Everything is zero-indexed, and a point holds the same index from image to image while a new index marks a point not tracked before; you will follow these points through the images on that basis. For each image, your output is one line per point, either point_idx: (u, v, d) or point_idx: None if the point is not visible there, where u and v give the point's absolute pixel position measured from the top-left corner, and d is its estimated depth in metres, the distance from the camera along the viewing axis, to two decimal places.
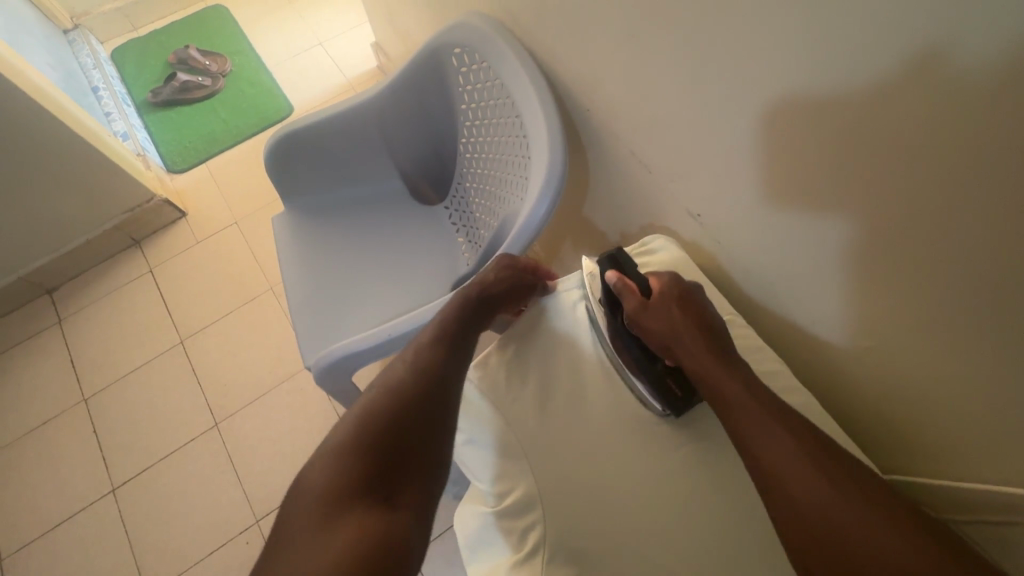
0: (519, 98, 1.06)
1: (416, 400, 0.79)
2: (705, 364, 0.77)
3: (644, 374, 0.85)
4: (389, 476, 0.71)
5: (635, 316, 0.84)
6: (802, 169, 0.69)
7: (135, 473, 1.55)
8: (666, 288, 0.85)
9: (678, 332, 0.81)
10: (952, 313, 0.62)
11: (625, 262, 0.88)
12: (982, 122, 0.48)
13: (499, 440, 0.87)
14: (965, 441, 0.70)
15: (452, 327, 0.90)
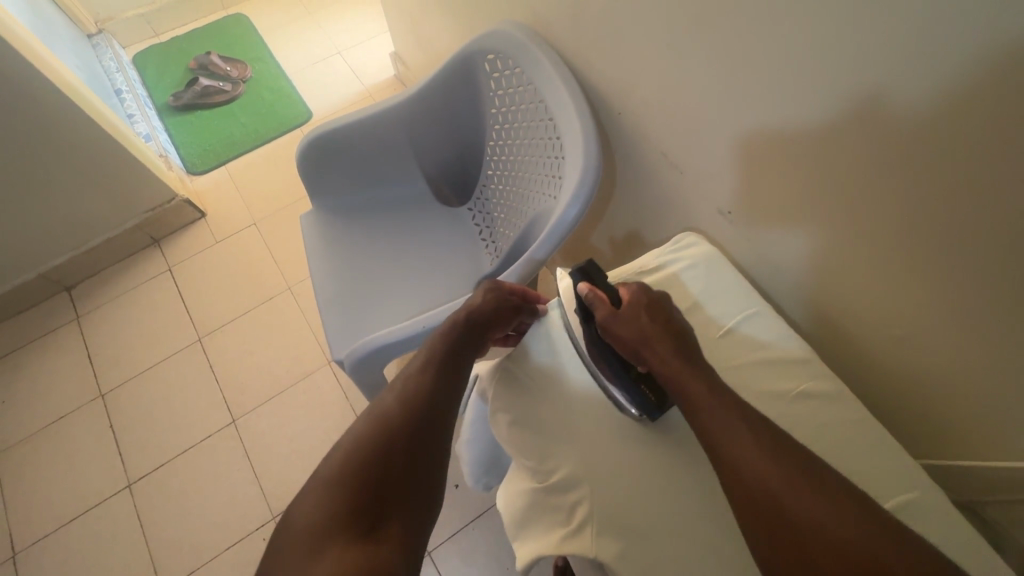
0: (552, 97, 0.84)
1: (405, 433, 0.56)
2: (683, 376, 0.53)
3: (621, 383, 0.59)
4: (383, 502, 0.51)
5: (606, 326, 0.59)
6: (880, 173, 0.52)
7: (92, 506, 1.26)
8: (636, 295, 0.60)
9: (652, 340, 0.56)
10: (989, 335, 0.52)
11: (595, 273, 0.63)
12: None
13: (535, 415, 0.63)
14: (1001, 456, 0.57)
15: (450, 347, 0.66)
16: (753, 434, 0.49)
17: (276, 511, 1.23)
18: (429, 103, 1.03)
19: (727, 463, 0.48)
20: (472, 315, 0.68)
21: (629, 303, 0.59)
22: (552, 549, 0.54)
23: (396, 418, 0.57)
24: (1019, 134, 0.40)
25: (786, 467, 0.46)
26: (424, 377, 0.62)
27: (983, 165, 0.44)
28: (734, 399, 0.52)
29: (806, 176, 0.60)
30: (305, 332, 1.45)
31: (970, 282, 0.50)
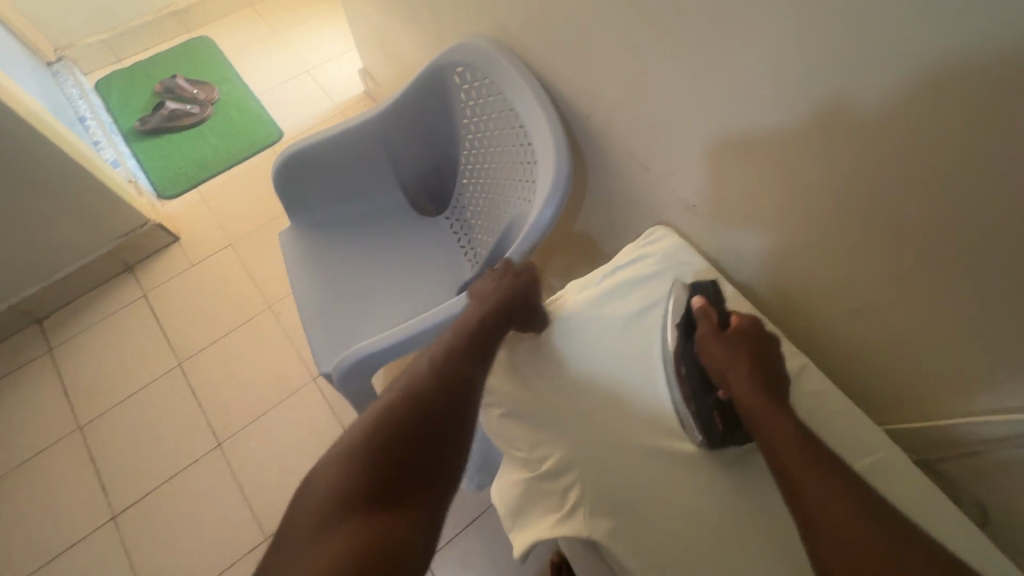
0: (522, 104, 0.87)
1: (430, 412, 0.56)
2: (769, 409, 0.56)
3: (696, 401, 0.62)
4: (409, 477, 0.51)
5: (704, 341, 0.63)
6: (833, 157, 0.56)
7: (76, 541, 1.22)
8: (744, 323, 0.63)
9: (737, 365, 0.60)
10: (935, 301, 0.57)
11: (714, 293, 0.67)
12: (951, 99, 0.45)
13: (527, 408, 0.65)
14: (955, 415, 0.61)
15: (484, 329, 0.67)
16: (826, 474, 0.50)
17: (269, 531, 1.23)
18: (401, 116, 1.05)
19: (795, 498, 0.50)
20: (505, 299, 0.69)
21: (734, 328, 0.62)
22: (545, 534, 0.56)
23: (422, 394, 0.58)
24: (944, 112, 0.46)
25: (859, 515, 0.47)
26: (452, 357, 0.63)
27: (923, 142, 0.48)
28: (819, 446, 0.53)
29: (765, 165, 0.64)
30: (288, 350, 1.44)
31: (913, 253, 0.55)
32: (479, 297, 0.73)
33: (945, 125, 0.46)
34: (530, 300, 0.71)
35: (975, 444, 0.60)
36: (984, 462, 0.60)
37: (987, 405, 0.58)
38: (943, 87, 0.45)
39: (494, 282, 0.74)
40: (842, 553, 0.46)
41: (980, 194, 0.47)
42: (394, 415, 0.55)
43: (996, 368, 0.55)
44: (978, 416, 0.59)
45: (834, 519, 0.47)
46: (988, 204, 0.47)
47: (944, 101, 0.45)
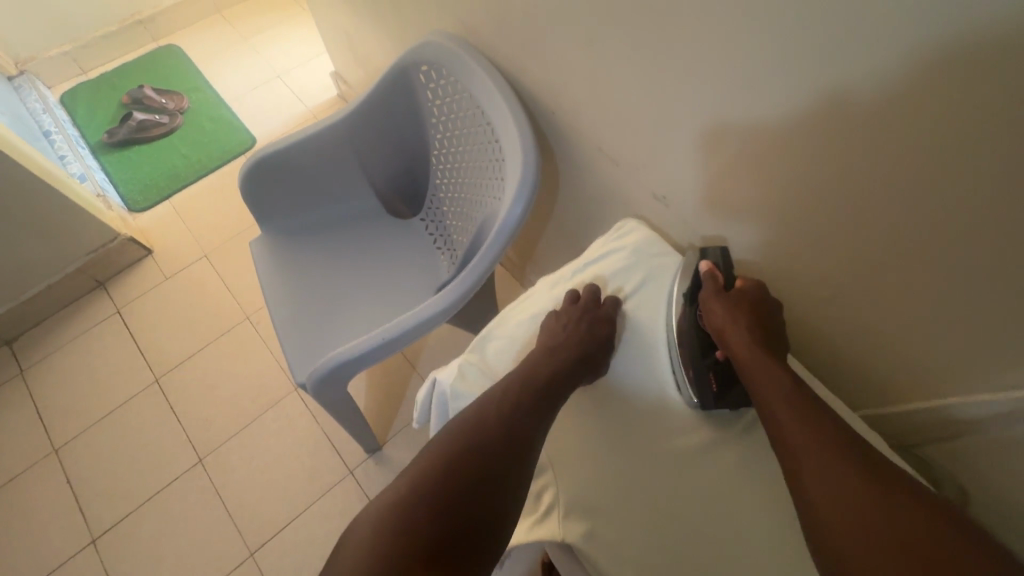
0: (487, 101, 0.86)
1: (484, 459, 0.53)
2: (769, 364, 0.56)
3: (692, 363, 0.62)
4: (466, 528, 0.49)
5: (707, 302, 0.63)
6: (796, 141, 0.56)
7: (55, 568, 1.19)
8: (749, 289, 0.62)
9: (739, 327, 0.59)
10: (904, 282, 0.56)
11: (721, 261, 0.65)
12: (907, 77, 0.44)
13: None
14: (930, 395, 0.61)
15: (558, 364, 0.62)
16: (820, 423, 0.50)
17: (255, 546, 1.20)
18: (369, 118, 1.03)
19: (785, 444, 0.50)
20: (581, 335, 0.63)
21: (738, 290, 0.62)
22: (527, 535, 0.58)
23: (479, 439, 0.54)
24: (901, 89, 0.45)
25: (851, 464, 0.47)
26: (515, 397, 0.59)
27: (883, 125, 0.48)
28: (818, 402, 0.52)
29: (731, 153, 0.64)
30: (268, 361, 1.41)
31: (879, 235, 0.55)
32: (550, 323, 0.67)
33: (901, 106, 0.46)
34: (601, 334, 0.65)
35: (951, 424, 0.60)
36: (962, 442, 0.60)
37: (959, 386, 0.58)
38: (898, 67, 0.44)
39: (563, 307, 0.68)
40: (828, 497, 0.46)
41: (942, 172, 0.47)
42: (448, 461, 0.53)
43: (967, 347, 0.55)
44: (954, 396, 0.59)
45: (821, 471, 0.47)
46: (950, 181, 0.46)
47: (901, 80, 0.45)
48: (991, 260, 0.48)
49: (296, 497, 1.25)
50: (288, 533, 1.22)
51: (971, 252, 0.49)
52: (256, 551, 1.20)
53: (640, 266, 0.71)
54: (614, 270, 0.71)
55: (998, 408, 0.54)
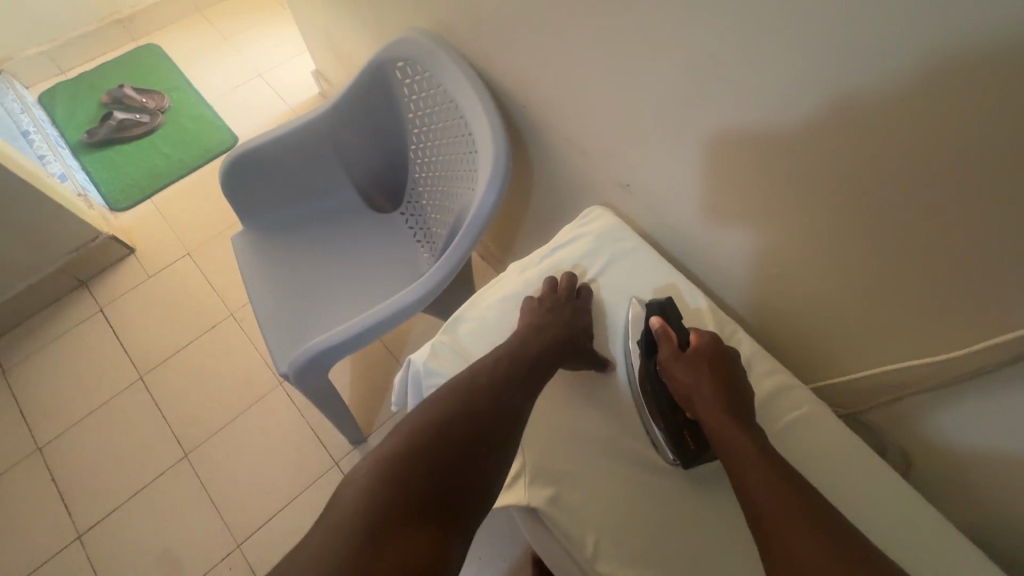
0: (460, 95, 0.88)
1: (470, 430, 0.56)
2: (729, 433, 0.56)
3: (663, 425, 0.63)
4: (454, 494, 0.52)
5: (666, 364, 0.63)
6: (745, 126, 0.59)
7: (40, 564, 1.20)
8: (704, 344, 0.63)
9: (700, 390, 0.60)
10: (846, 258, 0.60)
11: (672, 310, 0.66)
12: (839, 62, 0.48)
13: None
14: (873, 365, 0.65)
15: (545, 344, 0.64)
16: (782, 496, 0.50)
17: (242, 538, 1.22)
18: (347, 113, 1.06)
19: (749, 514, 0.51)
20: (564, 319, 0.66)
21: (693, 349, 0.62)
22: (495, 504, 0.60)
23: (466, 411, 0.57)
24: (835, 73, 0.49)
25: (817, 544, 0.47)
26: (501, 373, 0.61)
27: (821, 108, 0.52)
28: (781, 466, 0.53)
29: (688, 141, 0.67)
30: (252, 356, 1.43)
31: (823, 214, 0.59)
32: (532, 301, 0.69)
33: (834, 90, 0.50)
34: (579, 318, 0.68)
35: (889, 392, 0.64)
36: (898, 408, 0.65)
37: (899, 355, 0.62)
38: (831, 54, 0.48)
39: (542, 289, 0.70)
40: (790, 574, 0.46)
41: (873, 152, 0.50)
42: (437, 426, 0.55)
43: (903, 318, 0.59)
44: (891, 364, 0.63)
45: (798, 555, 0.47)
46: (880, 159, 0.50)
47: (835, 65, 0.48)
48: (918, 234, 0.52)
49: (282, 489, 1.27)
50: (275, 524, 1.24)
51: (902, 227, 0.53)
52: (243, 543, 1.22)
53: (603, 250, 0.74)
54: (578, 253, 0.74)
55: (932, 371, 0.58)
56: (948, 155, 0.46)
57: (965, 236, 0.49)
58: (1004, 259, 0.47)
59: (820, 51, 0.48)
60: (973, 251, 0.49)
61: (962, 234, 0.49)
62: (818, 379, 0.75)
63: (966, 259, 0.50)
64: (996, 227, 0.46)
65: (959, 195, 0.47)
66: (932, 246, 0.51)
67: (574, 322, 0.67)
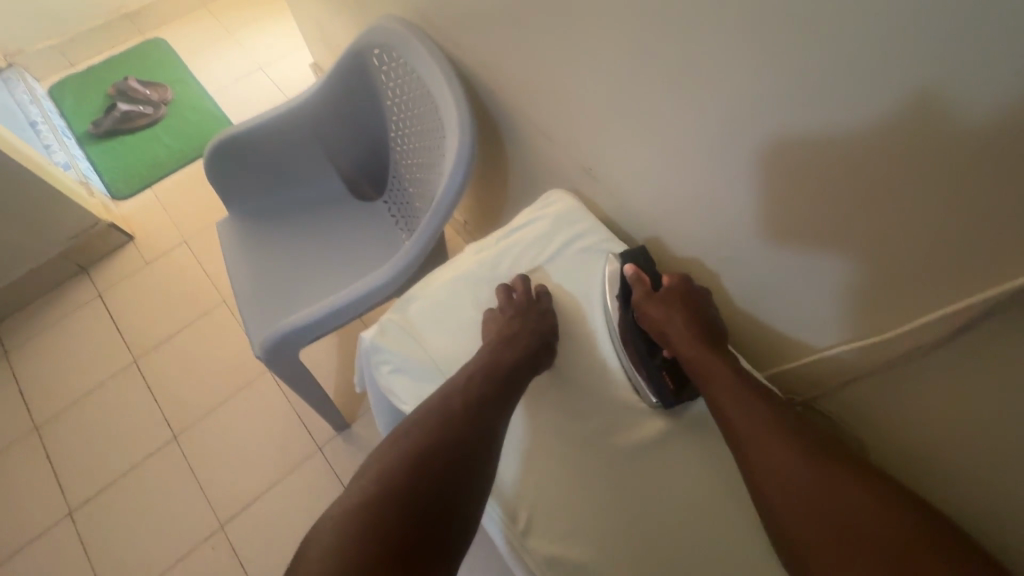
0: (430, 81, 0.89)
1: (443, 460, 0.54)
2: (710, 361, 0.62)
3: (644, 367, 0.66)
4: (434, 527, 0.51)
5: (641, 307, 0.67)
6: (695, 105, 0.59)
7: (33, 538, 1.23)
8: (675, 284, 0.67)
9: (676, 329, 0.65)
10: (794, 239, 0.60)
11: (644, 258, 0.68)
12: (773, 38, 0.47)
13: (410, 361, 0.64)
14: (827, 349, 0.65)
15: (519, 352, 0.63)
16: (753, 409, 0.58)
17: (225, 519, 1.24)
18: (328, 100, 1.07)
19: (728, 431, 0.59)
20: (532, 332, 0.65)
21: (666, 288, 0.66)
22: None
23: (438, 440, 0.55)
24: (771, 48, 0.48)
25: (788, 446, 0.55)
26: (469, 395, 0.60)
27: (762, 85, 0.51)
28: (753, 387, 0.60)
29: (645, 123, 0.67)
30: (242, 342, 1.46)
31: (773, 195, 0.58)
32: (497, 311, 0.67)
33: (771, 66, 0.49)
34: (541, 322, 0.67)
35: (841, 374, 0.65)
36: (851, 391, 0.65)
37: (849, 333, 0.61)
38: (765, 28, 0.47)
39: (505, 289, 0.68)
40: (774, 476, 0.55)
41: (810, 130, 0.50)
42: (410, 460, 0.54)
43: (852, 300, 0.58)
44: (841, 347, 0.63)
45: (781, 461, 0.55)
46: (818, 135, 0.50)
47: (770, 41, 0.48)
48: (860, 213, 0.51)
49: (266, 473, 1.29)
50: (259, 506, 1.26)
51: (844, 205, 0.52)
52: (226, 524, 1.24)
53: (561, 232, 0.73)
54: (536, 232, 0.73)
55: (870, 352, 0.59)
56: (875, 124, 0.45)
57: (902, 212, 0.48)
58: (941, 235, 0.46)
59: (761, 25, 0.48)
60: (909, 227, 0.48)
61: (901, 211, 0.48)
62: (777, 364, 0.75)
63: (902, 236, 0.49)
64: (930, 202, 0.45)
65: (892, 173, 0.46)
66: (873, 225, 0.51)
67: (540, 328, 0.66)
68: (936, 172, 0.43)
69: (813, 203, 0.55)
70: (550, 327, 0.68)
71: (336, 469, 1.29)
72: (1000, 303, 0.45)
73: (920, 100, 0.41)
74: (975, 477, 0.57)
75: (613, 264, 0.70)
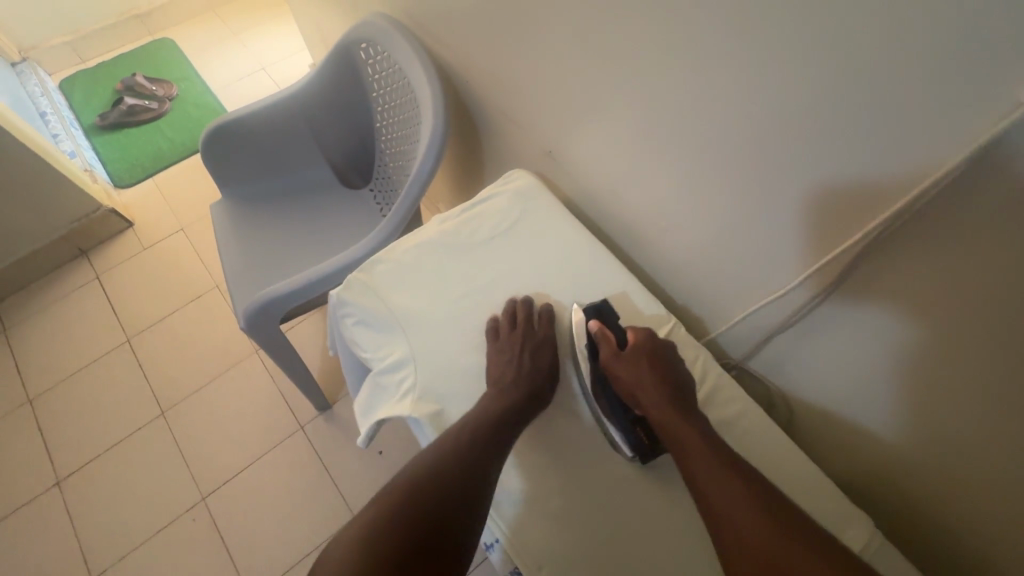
0: (410, 72, 0.96)
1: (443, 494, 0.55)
2: (677, 422, 0.59)
3: (617, 425, 0.63)
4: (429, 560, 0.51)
5: (609, 366, 0.65)
6: (638, 85, 0.66)
7: (21, 505, 1.28)
8: (640, 342, 0.65)
9: (643, 388, 0.62)
10: (724, 207, 0.66)
11: (608, 311, 0.68)
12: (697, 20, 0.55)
13: (374, 315, 0.69)
14: (755, 313, 0.71)
15: (510, 398, 0.62)
16: (717, 474, 0.54)
17: (207, 491, 1.29)
18: (318, 91, 1.14)
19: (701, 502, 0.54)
20: (534, 363, 0.65)
21: (631, 346, 0.65)
22: (387, 413, 0.63)
23: (440, 473, 0.56)
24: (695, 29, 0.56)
25: (756, 517, 0.51)
26: (473, 428, 0.60)
27: (690, 62, 0.58)
28: (725, 453, 0.56)
29: (601, 103, 0.73)
30: (232, 324, 1.52)
31: (706, 166, 0.65)
32: (496, 345, 0.66)
33: (697, 44, 0.57)
34: (542, 350, 0.67)
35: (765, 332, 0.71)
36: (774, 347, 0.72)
37: (769, 290, 0.68)
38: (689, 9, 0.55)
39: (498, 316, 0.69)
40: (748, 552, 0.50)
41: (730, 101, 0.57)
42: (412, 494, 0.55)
43: (773, 262, 0.65)
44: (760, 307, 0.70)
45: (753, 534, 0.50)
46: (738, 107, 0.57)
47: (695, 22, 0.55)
48: (773, 177, 0.58)
49: (248, 448, 1.34)
50: (240, 480, 1.31)
51: (762, 170, 0.59)
52: (208, 495, 1.29)
53: (521, 205, 0.78)
54: (499, 204, 0.78)
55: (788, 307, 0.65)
56: (778, 92, 0.52)
57: (807, 170, 0.54)
58: (838, 187, 0.53)
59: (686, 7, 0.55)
60: (815, 182, 0.54)
61: (803, 172, 0.55)
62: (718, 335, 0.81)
63: (808, 192, 0.56)
64: (829, 157, 0.52)
65: (794, 136, 0.54)
66: (787, 183, 0.57)
67: (541, 359, 0.66)
68: (830, 128, 0.50)
69: (739, 170, 0.61)
70: (550, 354, 0.68)
71: (316, 446, 1.34)
72: (878, 241, 0.52)
73: (810, 69, 0.48)
74: (880, 417, 0.63)
75: (579, 315, 0.69)
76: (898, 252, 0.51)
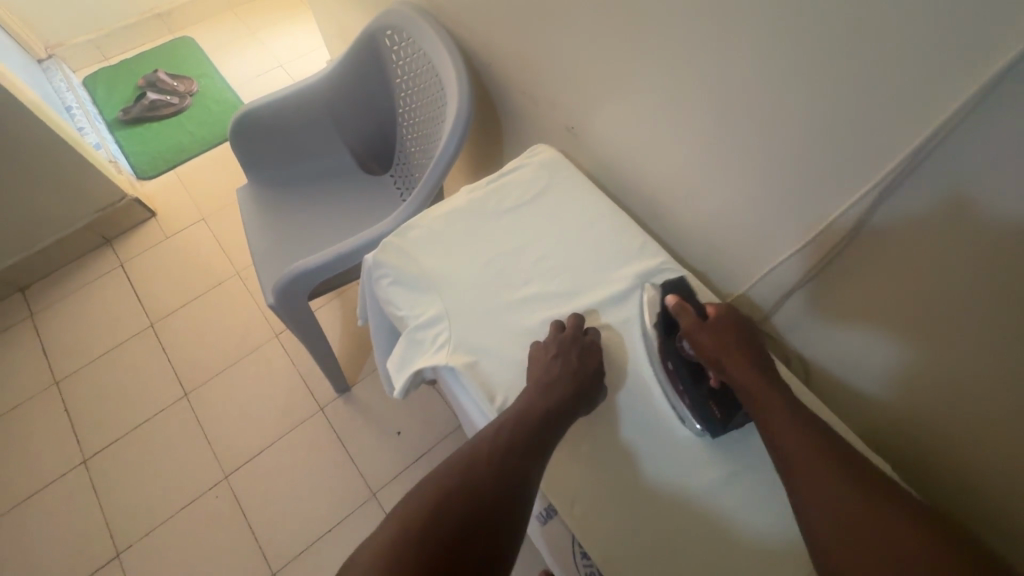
0: (433, 56, 1.00)
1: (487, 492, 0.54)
2: (764, 390, 0.59)
3: (689, 396, 0.65)
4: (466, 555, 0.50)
5: (691, 335, 0.65)
6: (657, 62, 0.70)
7: (48, 483, 1.31)
8: (721, 315, 0.66)
9: (724, 359, 0.62)
10: (740, 176, 0.69)
11: (688, 289, 0.69)
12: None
13: (409, 275, 0.73)
14: (770, 278, 0.74)
15: (553, 400, 0.61)
16: (808, 441, 0.54)
17: (229, 470, 1.32)
18: (342, 79, 1.18)
19: (781, 459, 0.54)
20: (580, 362, 0.64)
21: (713, 318, 0.65)
22: (425, 363, 0.67)
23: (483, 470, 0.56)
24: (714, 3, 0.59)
25: (841, 477, 0.51)
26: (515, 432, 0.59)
27: (707, 36, 0.61)
28: (812, 422, 0.56)
29: (621, 80, 0.77)
30: (252, 310, 1.55)
31: (722, 137, 0.68)
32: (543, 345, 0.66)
33: (715, 19, 0.60)
34: (585, 350, 0.66)
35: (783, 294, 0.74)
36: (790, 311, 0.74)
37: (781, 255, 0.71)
38: None
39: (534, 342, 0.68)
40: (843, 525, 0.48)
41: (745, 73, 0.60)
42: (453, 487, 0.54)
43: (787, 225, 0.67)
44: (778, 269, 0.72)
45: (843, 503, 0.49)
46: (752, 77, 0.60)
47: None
48: (787, 143, 0.61)
49: (269, 429, 1.37)
50: (261, 460, 1.33)
51: (774, 139, 0.62)
52: (230, 475, 1.32)
53: (544, 177, 0.82)
54: (524, 175, 0.82)
55: (804, 265, 0.68)
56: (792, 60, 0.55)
57: (818, 133, 0.57)
58: (846, 146, 0.55)
59: None
60: (826, 144, 0.57)
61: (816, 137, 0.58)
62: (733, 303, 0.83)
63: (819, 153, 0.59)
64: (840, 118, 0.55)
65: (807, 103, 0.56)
66: (799, 147, 0.60)
67: (586, 360, 0.65)
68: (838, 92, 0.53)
69: (754, 139, 0.64)
70: (597, 355, 0.67)
71: (337, 426, 1.37)
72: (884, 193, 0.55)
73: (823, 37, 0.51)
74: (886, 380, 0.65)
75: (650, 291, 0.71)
76: (902, 205, 0.54)
